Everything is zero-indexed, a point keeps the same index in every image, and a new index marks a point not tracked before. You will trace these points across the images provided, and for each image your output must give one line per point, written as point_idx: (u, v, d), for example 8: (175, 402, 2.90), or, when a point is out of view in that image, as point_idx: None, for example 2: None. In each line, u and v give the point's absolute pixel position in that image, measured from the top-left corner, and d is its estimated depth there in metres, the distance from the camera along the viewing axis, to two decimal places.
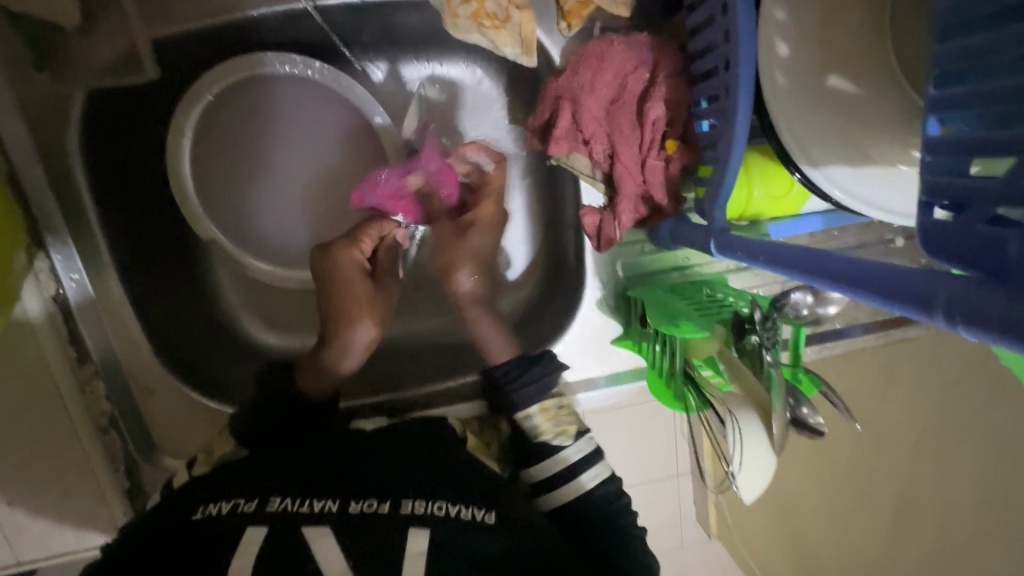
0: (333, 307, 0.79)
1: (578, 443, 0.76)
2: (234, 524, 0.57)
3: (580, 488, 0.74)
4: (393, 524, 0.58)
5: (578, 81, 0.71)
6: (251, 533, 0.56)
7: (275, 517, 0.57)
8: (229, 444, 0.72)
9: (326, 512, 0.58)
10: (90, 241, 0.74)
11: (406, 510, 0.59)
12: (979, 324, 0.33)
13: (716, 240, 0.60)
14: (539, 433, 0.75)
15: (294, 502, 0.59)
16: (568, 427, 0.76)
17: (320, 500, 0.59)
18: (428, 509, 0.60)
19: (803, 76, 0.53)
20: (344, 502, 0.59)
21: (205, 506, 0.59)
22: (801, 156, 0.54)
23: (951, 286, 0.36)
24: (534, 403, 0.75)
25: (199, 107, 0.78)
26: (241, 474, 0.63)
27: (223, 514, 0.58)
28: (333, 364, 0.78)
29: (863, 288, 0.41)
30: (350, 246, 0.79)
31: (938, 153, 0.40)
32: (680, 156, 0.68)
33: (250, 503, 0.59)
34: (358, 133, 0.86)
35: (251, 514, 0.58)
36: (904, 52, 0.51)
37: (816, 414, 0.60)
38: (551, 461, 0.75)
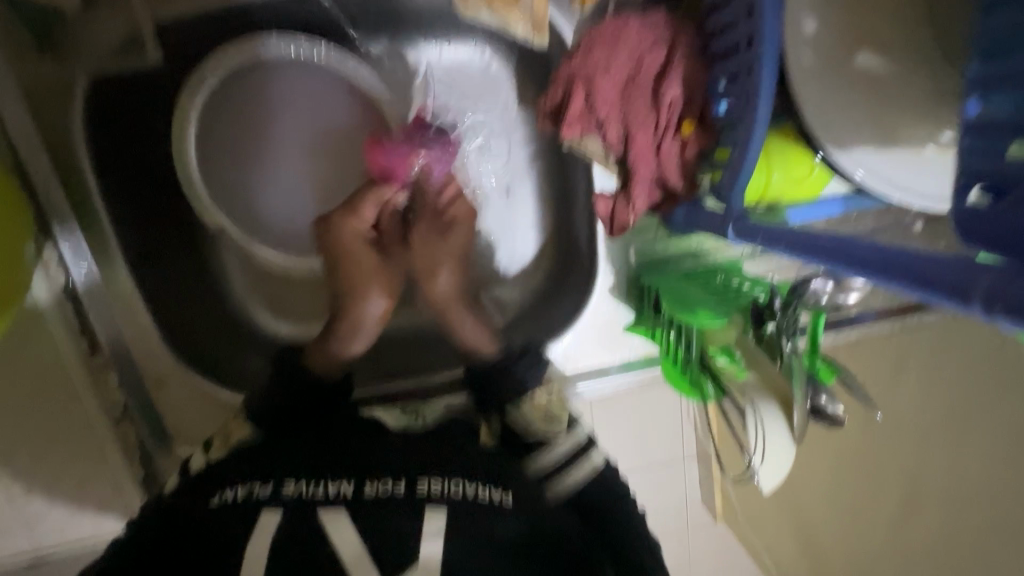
0: (342, 281, 0.79)
1: (574, 429, 0.74)
2: (250, 509, 0.56)
3: (594, 470, 0.71)
4: (410, 505, 0.57)
5: (592, 61, 0.69)
6: (264, 520, 0.55)
7: (289, 501, 0.57)
8: (245, 429, 0.70)
9: (341, 495, 0.58)
10: (98, 230, 0.73)
11: (421, 490, 0.59)
12: (1021, 314, 0.31)
13: (734, 227, 0.59)
14: (534, 425, 0.75)
15: (308, 486, 0.58)
16: (563, 413, 0.75)
17: (335, 483, 0.59)
18: (445, 488, 0.60)
19: (830, 55, 0.51)
20: (359, 484, 0.59)
21: (220, 492, 0.59)
22: (826, 137, 0.51)
23: (993, 272, 0.34)
24: (529, 392, 0.76)
25: (205, 91, 0.78)
26: (256, 459, 0.63)
27: (238, 500, 0.58)
28: (343, 344, 0.77)
29: (894, 273, 0.40)
30: (349, 217, 0.79)
31: (977, 134, 0.38)
32: (696, 139, 0.66)
33: (265, 487, 0.58)
34: (365, 117, 0.84)
35: (265, 500, 0.57)
36: (937, 31, 0.49)
37: (836, 403, 0.60)
38: (560, 446, 0.73)
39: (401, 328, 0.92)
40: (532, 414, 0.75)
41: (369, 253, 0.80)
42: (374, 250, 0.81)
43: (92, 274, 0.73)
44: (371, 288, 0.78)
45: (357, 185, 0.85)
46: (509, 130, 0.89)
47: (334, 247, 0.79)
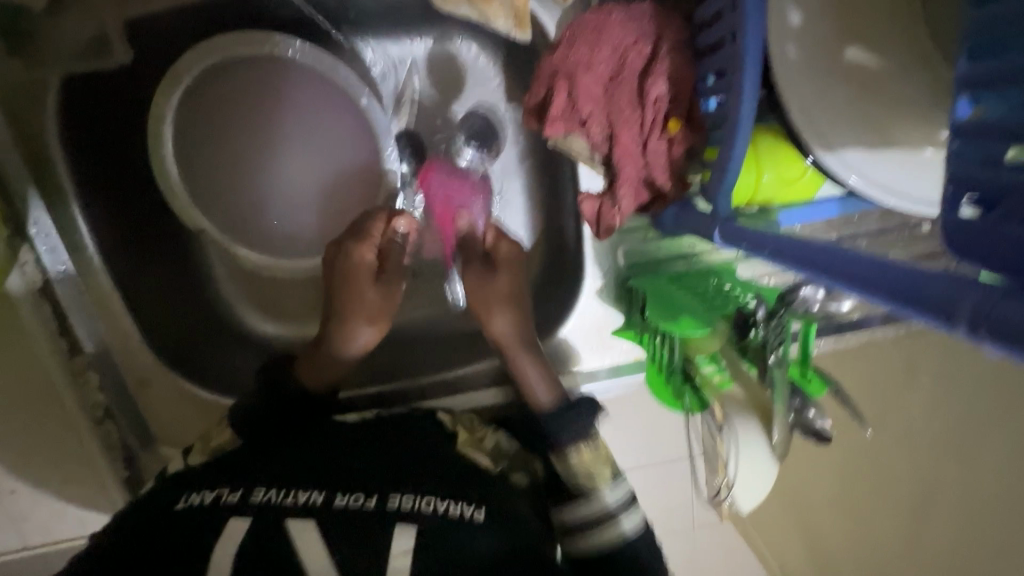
0: (336, 306, 0.73)
1: (616, 488, 0.69)
2: (218, 516, 0.56)
3: (619, 537, 0.67)
4: (380, 517, 0.57)
5: (575, 57, 0.66)
6: (232, 525, 0.55)
7: (257, 509, 0.56)
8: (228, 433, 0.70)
9: (310, 505, 0.57)
10: (74, 234, 0.72)
11: (392, 505, 0.58)
12: (1004, 337, 0.28)
13: (721, 229, 0.56)
14: (576, 476, 0.69)
15: (278, 494, 0.58)
16: (606, 473, 0.69)
17: (305, 492, 0.59)
18: (416, 504, 0.59)
19: (818, 49, 0.47)
20: (330, 494, 0.59)
21: (187, 496, 0.59)
22: (812, 139, 0.47)
23: (973, 291, 0.31)
24: (569, 449, 0.69)
25: (179, 91, 0.74)
26: (229, 467, 0.62)
27: (205, 505, 0.57)
28: (336, 353, 0.72)
29: (869, 291, 0.37)
30: (361, 245, 0.73)
31: (966, 139, 0.33)
32: (683, 137, 0.63)
33: (234, 494, 0.58)
34: (343, 113, 0.80)
35: (233, 506, 0.57)
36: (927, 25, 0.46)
37: (824, 418, 0.56)
38: (590, 507, 0.68)
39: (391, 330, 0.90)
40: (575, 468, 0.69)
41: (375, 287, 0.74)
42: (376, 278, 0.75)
43: (70, 272, 0.73)
44: (360, 321, 0.72)
45: (343, 181, 0.83)
46: (498, 128, 0.86)
47: (336, 268, 0.73)
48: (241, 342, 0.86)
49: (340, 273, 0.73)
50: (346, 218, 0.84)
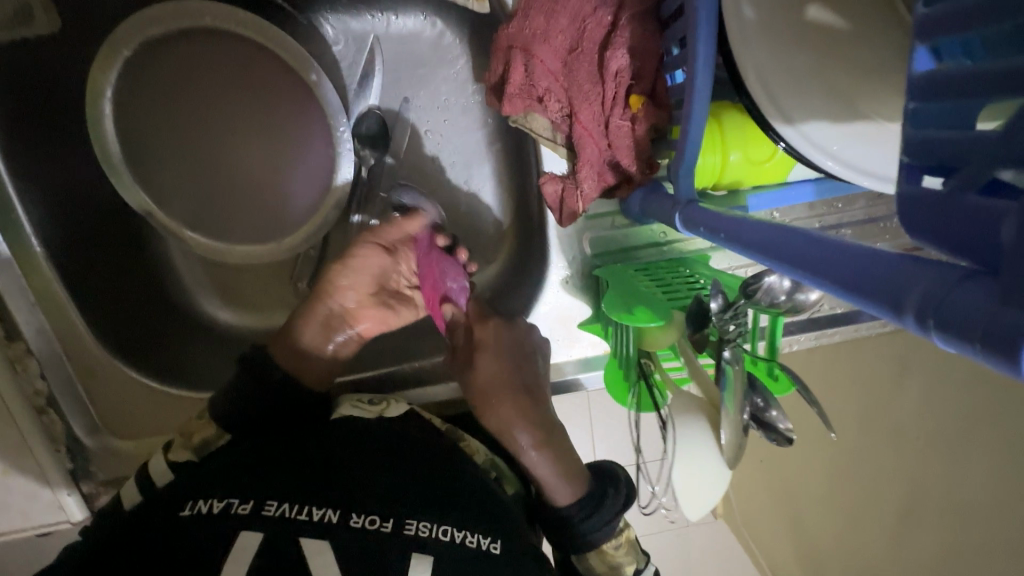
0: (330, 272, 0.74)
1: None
2: (226, 530, 0.50)
3: None
4: (395, 546, 0.51)
5: (530, 29, 0.62)
6: (244, 538, 0.49)
7: (271, 524, 0.50)
8: (211, 428, 0.64)
9: (325, 524, 0.51)
10: (11, 215, 0.71)
11: (410, 531, 0.52)
12: (955, 334, 0.24)
13: (680, 214, 0.52)
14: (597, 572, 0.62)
15: (293, 508, 0.52)
16: (630, 566, 0.62)
17: (321, 507, 0.52)
18: (434, 533, 0.53)
19: (773, 9, 0.42)
20: (346, 512, 0.52)
21: (195, 501, 0.53)
22: (772, 110, 0.42)
23: (927, 277, 0.26)
24: (595, 545, 0.61)
25: (119, 65, 0.70)
26: (236, 471, 0.55)
27: (213, 514, 0.51)
28: (313, 322, 0.69)
29: (822, 280, 0.32)
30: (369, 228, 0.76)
31: (928, 97, 0.28)
32: (646, 114, 0.58)
33: (246, 504, 0.52)
34: (296, 90, 0.74)
35: (243, 518, 0.50)
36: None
37: (785, 419, 0.52)
38: None
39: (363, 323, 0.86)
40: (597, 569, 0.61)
41: (381, 254, 0.72)
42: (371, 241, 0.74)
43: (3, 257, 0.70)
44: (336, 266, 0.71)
45: (297, 164, 0.77)
46: (462, 109, 0.82)
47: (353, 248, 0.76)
48: (198, 328, 0.85)
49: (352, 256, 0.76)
50: (300, 206, 0.79)
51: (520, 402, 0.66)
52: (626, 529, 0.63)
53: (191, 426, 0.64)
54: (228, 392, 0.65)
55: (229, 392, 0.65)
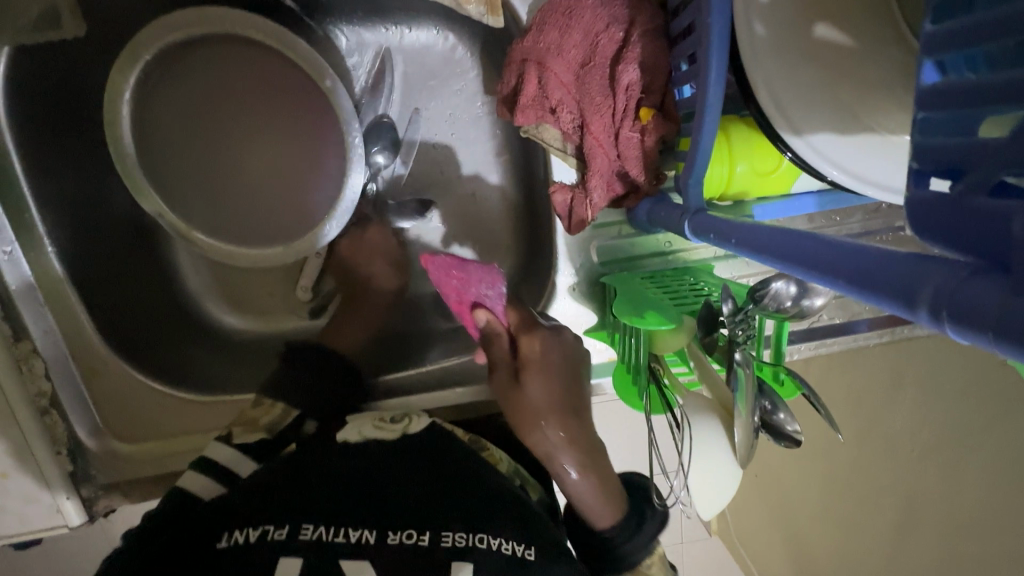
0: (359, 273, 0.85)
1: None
2: (265, 557, 0.50)
3: None
4: (435, 560, 0.52)
5: (544, 42, 0.64)
6: (284, 564, 0.50)
7: (309, 548, 0.51)
8: (278, 410, 0.72)
9: (362, 544, 0.52)
10: (24, 215, 0.71)
11: (447, 543, 0.53)
12: (970, 326, 0.25)
13: (690, 222, 0.53)
14: None
15: (329, 530, 0.53)
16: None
17: (356, 528, 0.53)
18: (469, 543, 0.53)
19: (784, 29, 0.44)
20: (382, 531, 0.53)
21: (229, 533, 0.53)
22: (779, 121, 0.44)
23: (939, 274, 0.28)
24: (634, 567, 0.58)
25: (140, 69, 0.70)
26: (269, 496, 0.56)
27: (250, 543, 0.51)
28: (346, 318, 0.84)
29: (836, 279, 0.34)
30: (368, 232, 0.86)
31: (935, 108, 0.30)
32: (656, 126, 0.61)
33: (281, 530, 0.52)
34: (313, 98, 0.76)
35: (280, 545, 0.51)
36: (892, 11, 0.44)
37: (793, 421, 0.52)
38: None
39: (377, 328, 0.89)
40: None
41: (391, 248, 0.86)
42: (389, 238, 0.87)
43: (31, 280, 0.71)
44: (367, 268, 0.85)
45: (310, 171, 0.78)
46: (473, 122, 0.84)
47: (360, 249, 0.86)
48: (196, 329, 0.85)
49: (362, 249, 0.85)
50: (313, 212, 0.79)
51: (570, 430, 0.60)
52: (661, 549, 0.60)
53: (255, 413, 0.71)
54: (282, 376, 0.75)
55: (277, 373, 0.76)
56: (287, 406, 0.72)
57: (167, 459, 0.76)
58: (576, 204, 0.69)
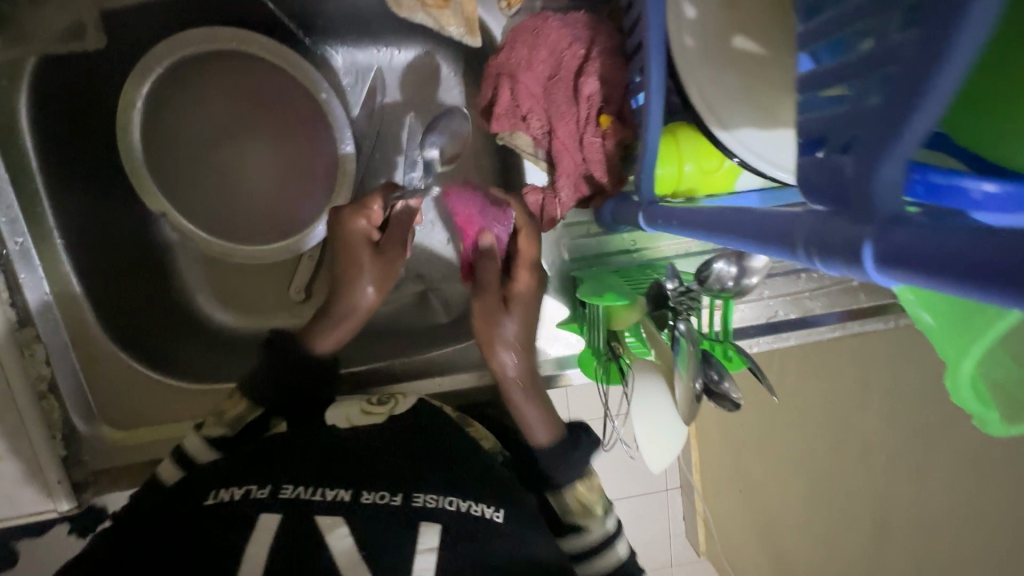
0: (340, 270, 0.76)
1: (607, 522, 0.69)
2: (247, 512, 0.56)
3: (614, 562, 0.68)
4: (405, 516, 0.57)
5: (515, 58, 0.72)
6: (263, 520, 0.56)
7: (288, 505, 0.57)
8: (242, 404, 0.72)
9: (338, 502, 0.58)
10: (36, 207, 0.75)
11: (418, 502, 0.59)
12: (827, 255, 0.31)
13: (644, 213, 0.59)
14: (571, 510, 0.68)
15: (307, 490, 0.59)
16: (600, 506, 0.69)
17: (332, 489, 0.59)
18: (439, 504, 0.59)
19: (710, 43, 0.52)
20: (356, 491, 0.59)
21: (218, 491, 0.59)
22: (708, 117, 0.52)
23: (808, 220, 0.34)
24: (567, 486, 0.69)
25: (152, 79, 0.78)
26: (257, 462, 0.62)
27: (235, 500, 0.58)
28: (326, 329, 0.75)
29: (744, 240, 0.40)
30: (357, 214, 0.75)
31: (808, 88, 0.37)
32: (614, 131, 0.69)
33: (263, 489, 0.59)
34: (309, 107, 0.83)
35: (262, 502, 0.57)
36: None
37: (734, 387, 0.58)
38: (580, 542, 0.68)
39: (370, 324, 0.95)
40: (571, 503, 0.68)
41: (369, 251, 0.76)
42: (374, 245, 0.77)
43: (47, 299, 0.77)
44: (359, 275, 0.75)
45: (304, 176, 0.86)
46: None
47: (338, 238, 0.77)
48: (193, 324, 0.90)
49: (340, 240, 0.77)
50: (309, 212, 0.87)
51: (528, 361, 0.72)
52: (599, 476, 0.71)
53: (223, 405, 0.72)
54: (257, 368, 0.73)
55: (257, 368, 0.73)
56: (253, 402, 0.72)
57: (159, 440, 0.80)
58: (552, 204, 0.76)
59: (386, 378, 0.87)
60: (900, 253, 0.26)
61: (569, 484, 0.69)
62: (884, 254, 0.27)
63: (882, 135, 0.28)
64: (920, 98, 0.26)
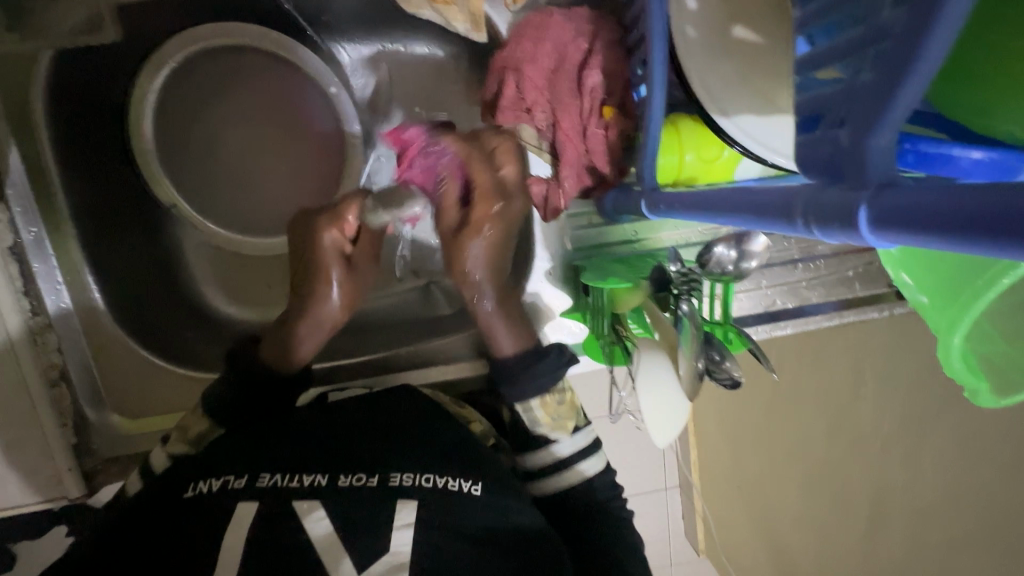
0: (308, 285, 0.78)
1: (575, 436, 0.79)
2: (226, 502, 0.61)
3: (577, 475, 0.79)
4: (383, 493, 0.63)
5: (520, 51, 0.74)
6: (241, 507, 0.60)
7: (265, 492, 0.62)
8: (206, 423, 0.75)
9: (315, 486, 0.63)
10: (50, 198, 0.76)
11: (393, 482, 0.65)
12: (824, 223, 0.33)
13: (646, 200, 0.61)
14: (542, 423, 0.78)
15: (284, 478, 0.64)
16: (568, 421, 0.79)
17: (309, 475, 0.64)
18: (416, 481, 0.65)
19: (711, 33, 0.54)
20: (332, 476, 0.64)
21: (196, 484, 0.64)
22: (710, 104, 0.54)
23: (806, 193, 0.36)
24: (539, 400, 0.77)
25: (167, 71, 0.82)
26: (235, 455, 0.67)
27: (214, 491, 0.62)
28: (297, 342, 0.77)
29: (745, 216, 0.42)
30: (331, 227, 0.78)
31: (805, 69, 0.39)
32: (616, 122, 0.71)
33: (240, 480, 0.63)
34: (318, 102, 0.88)
35: (240, 491, 0.62)
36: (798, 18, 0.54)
37: (735, 366, 0.59)
38: (547, 454, 0.79)
39: (373, 313, 0.97)
40: (542, 418, 0.77)
41: (341, 266, 0.79)
42: (346, 259, 0.80)
43: (67, 308, 0.78)
44: (324, 290, 0.77)
45: (312, 169, 0.89)
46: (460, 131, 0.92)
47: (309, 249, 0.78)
48: (197, 318, 0.89)
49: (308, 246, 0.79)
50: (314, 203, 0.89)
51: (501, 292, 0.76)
52: (569, 392, 0.80)
53: (188, 421, 0.76)
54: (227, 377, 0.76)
55: (225, 384, 0.76)
56: (213, 422, 0.75)
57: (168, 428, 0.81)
58: (555, 195, 0.78)
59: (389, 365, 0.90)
60: (893, 214, 0.28)
61: (537, 401, 0.77)
62: (877, 216, 0.29)
63: (874, 106, 0.30)
64: (907, 69, 0.28)
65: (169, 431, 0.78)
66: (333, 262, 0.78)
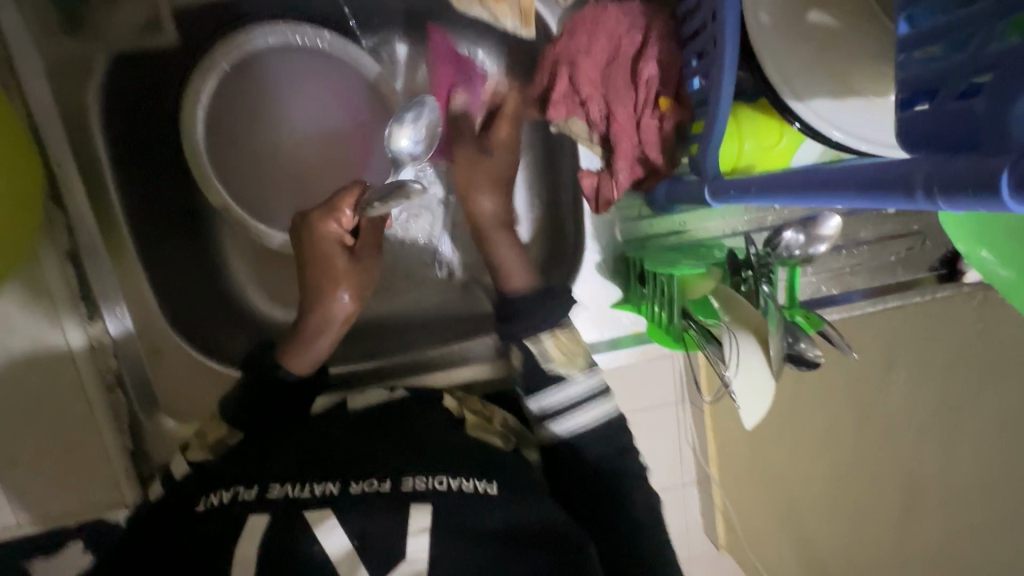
0: (312, 282, 0.78)
1: (589, 376, 0.80)
2: (237, 514, 0.61)
3: (591, 418, 0.79)
4: (399, 498, 0.64)
5: (574, 45, 0.75)
6: (253, 519, 0.60)
7: (277, 502, 0.62)
8: (223, 428, 0.75)
9: (326, 495, 0.63)
10: (103, 199, 0.76)
11: (407, 486, 0.65)
12: (958, 193, 0.33)
13: (710, 187, 0.59)
14: (554, 359, 0.79)
15: (295, 487, 0.64)
16: (581, 359, 0.80)
17: (321, 484, 0.65)
18: (428, 485, 0.66)
19: (784, 17, 0.55)
20: (344, 484, 0.65)
21: (207, 498, 0.64)
22: (786, 88, 0.55)
23: (925, 165, 0.36)
24: (548, 335, 0.78)
25: (217, 74, 0.82)
26: (244, 466, 0.68)
27: (225, 503, 0.63)
28: (315, 339, 0.77)
29: (847, 194, 0.41)
30: (329, 218, 0.76)
31: (910, 46, 0.41)
32: (672, 112, 0.70)
33: (250, 491, 0.64)
34: (367, 101, 0.88)
35: (251, 503, 0.62)
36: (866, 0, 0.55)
37: (815, 347, 0.62)
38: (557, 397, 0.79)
39: (419, 313, 0.95)
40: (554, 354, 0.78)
41: (343, 258, 0.78)
42: (348, 252, 0.79)
43: (128, 328, 0.78)
44: (335, 284, 0.77)
45: (355, 169, 0.89)
46: None
47: (309, 250, 0.77)
48: (243, 322, 0.87)
49: (309, 246, 0.77)
50: None
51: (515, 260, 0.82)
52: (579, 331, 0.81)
53: (205, 428, 0.76)
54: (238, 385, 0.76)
55: (239, 393, 0.76)
56: (233, 426, 0.76)
57: None
58: (607, 187, 0.78)
59: (428, 364, 0.89)
60: None
61: (549, 336, 0.79)
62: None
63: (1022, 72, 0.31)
64: None
65: (186, 440, 0.75)
66: (340, 265, 0.78)
